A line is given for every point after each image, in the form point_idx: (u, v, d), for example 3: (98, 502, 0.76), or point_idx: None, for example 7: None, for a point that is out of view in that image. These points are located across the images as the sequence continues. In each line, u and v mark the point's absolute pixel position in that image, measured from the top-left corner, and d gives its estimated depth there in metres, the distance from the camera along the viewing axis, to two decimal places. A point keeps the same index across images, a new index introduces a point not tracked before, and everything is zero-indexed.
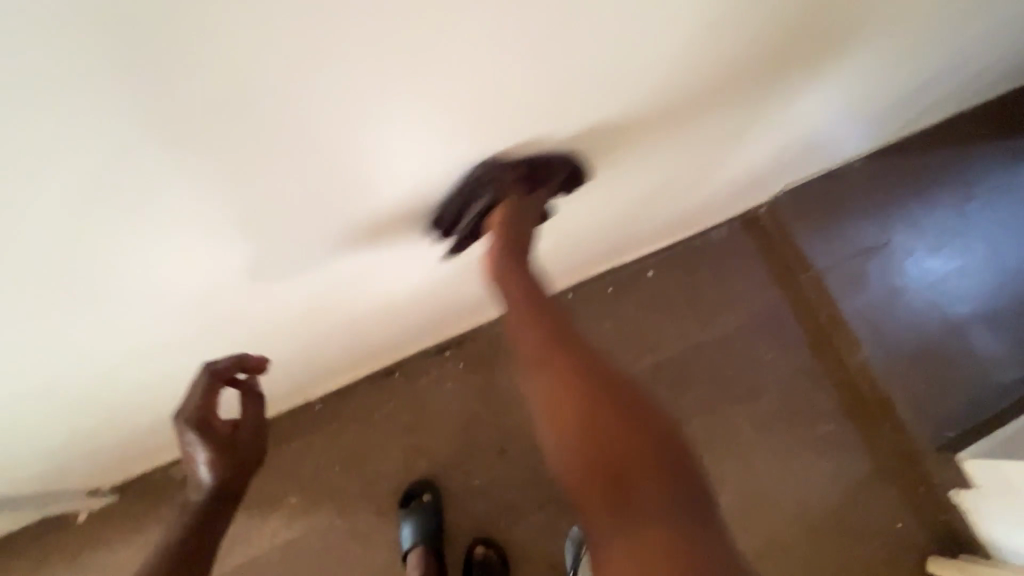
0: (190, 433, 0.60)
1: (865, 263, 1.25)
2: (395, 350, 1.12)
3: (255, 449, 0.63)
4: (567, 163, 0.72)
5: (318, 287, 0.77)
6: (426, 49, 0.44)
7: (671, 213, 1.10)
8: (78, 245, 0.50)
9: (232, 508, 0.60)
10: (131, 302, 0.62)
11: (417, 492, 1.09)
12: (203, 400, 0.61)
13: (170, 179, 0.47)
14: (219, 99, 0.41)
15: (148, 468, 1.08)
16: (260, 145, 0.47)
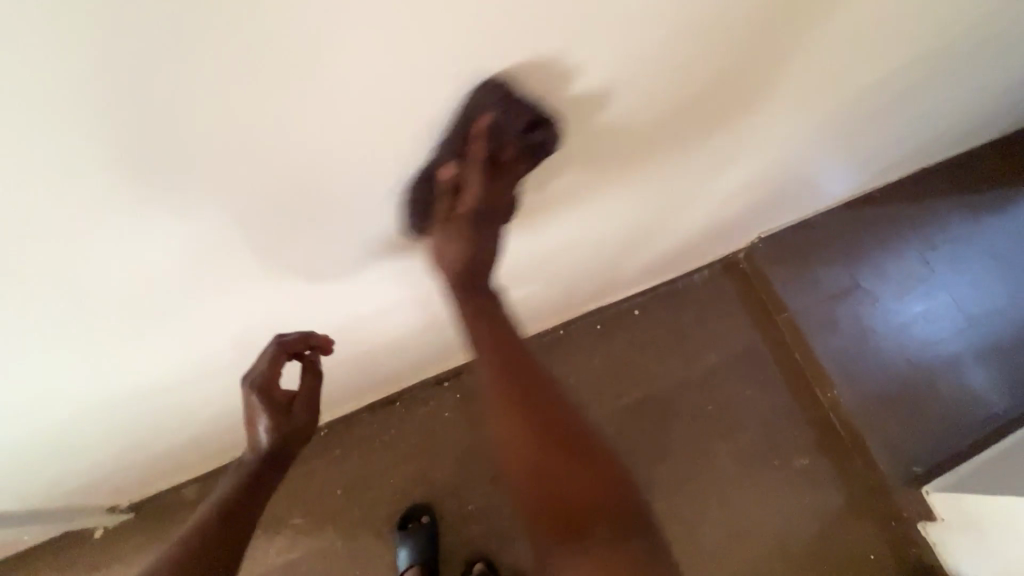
0: (254, 397, 0.62)
1: (835, 307, 1.36)
2: (398, 380, 1.20)
3: (305, 423, 0.65)
4: (464, 117, 0.51)
5: (334, 325, 0.87)
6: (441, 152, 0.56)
7: (655, 255, 1.20)
8: (143, 298, 0.59)
9: (282, 470, 0.63)
10: (173, 340, 0.71)
11: (415, 515, 1.16)
12: (269, 369, 0.63)
13: (229, 250, 0.57)
14: (278, 197, 0.52)
15: (163, 488, 1.15)
16: (304, 222, 0.58)
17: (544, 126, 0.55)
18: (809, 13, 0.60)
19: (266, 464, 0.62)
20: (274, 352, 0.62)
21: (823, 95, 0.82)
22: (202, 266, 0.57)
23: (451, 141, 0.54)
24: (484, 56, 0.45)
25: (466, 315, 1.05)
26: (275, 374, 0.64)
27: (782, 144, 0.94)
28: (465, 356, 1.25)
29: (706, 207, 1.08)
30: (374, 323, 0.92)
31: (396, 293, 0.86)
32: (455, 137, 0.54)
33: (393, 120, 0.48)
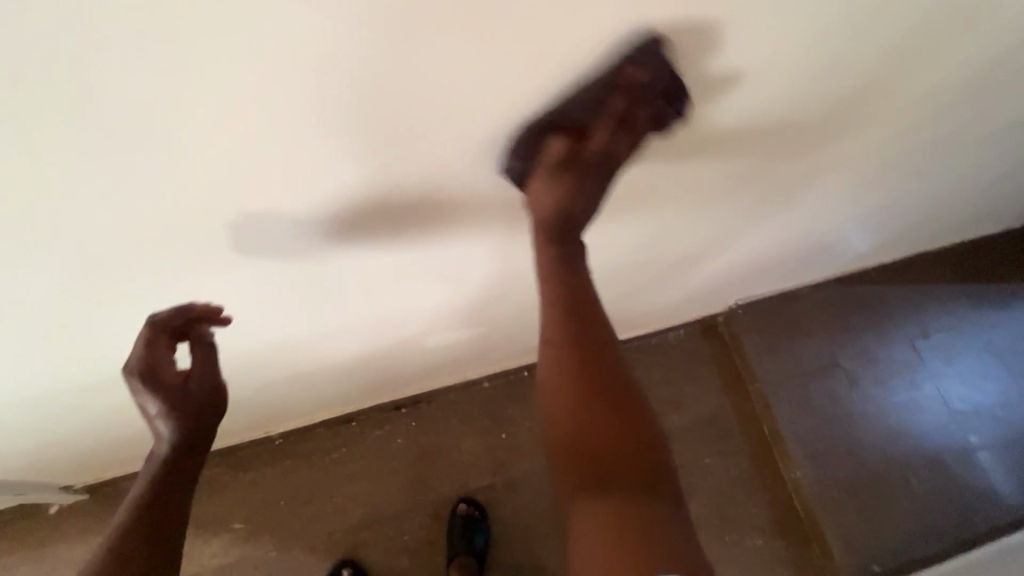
0: (139, 388, 0.55)
1: (810, 385, 1.31)
2: (353, 403, 1.22)
3: (210, 398, 0.58)
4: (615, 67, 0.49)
5: (276, 350, 0.89)
6: (353, 214, 0.60)
7: (622, 311, 1.19)
8: (69, 305, 0.63)
9: (202, 452, 0.58)
10: (109, 344, 0.75)
11: (338, 568, 1.15)
12: (148, 354, 0.56)
13: (146, 278, 0.61)
14: (188, 242, 0.56)
15: (117, 475, 1.20)
16: (224, 263, 0.62)
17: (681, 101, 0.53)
18: (734, 109, 0.60)
19: (179, 453, 0.56)
20: (150, 337, 0.56)
21: (776, 178, 0.82)
22: (124, 283, 0.61)
23: (589, 96, 0.51)
24: (371, 139, 0.49)
25: (419, 351, 1.07)
26: (162, 355, 0.57)
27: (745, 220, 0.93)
28: (424, 386, 1.26)
29: (673, 269, 1.06)
30: (320, 352, 0.94)
31: (337, 327, 0.88)
32: (596, 88, 0.51)
33: (283, 178, 0.50)
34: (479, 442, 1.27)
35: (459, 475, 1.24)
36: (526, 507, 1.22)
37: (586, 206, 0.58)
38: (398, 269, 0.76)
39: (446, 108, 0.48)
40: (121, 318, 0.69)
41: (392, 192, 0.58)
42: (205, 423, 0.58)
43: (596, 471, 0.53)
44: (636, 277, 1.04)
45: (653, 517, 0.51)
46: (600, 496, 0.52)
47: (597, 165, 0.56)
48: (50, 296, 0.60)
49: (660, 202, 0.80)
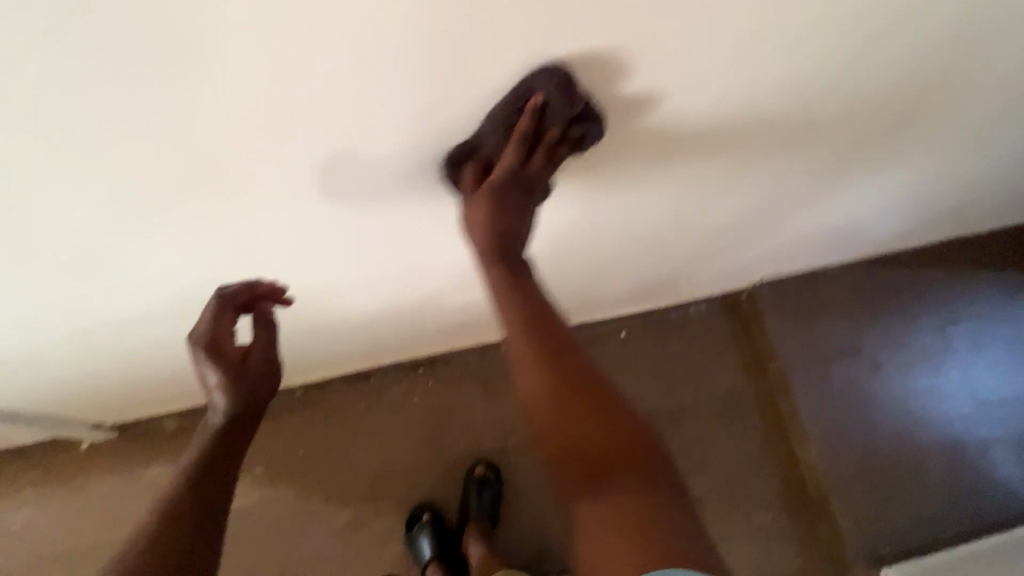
0: (202, 356, 0.60)
1: (830, 367, 1.29)
2: (371, 359, 1.24)
3: (265, 373, 0.62)
4: (515, 91, 0.53)
5: (299, 301, 0.90)
6: (388, 159, 0.59)
7: (645, 282, 1.17)
8: (102, 246, 0.64)
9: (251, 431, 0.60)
10: (139, 287, 0.76)
11: (417, 515, 1.19)
12: (214, 326, 0.61)
13: (176, 217, 0.61)
14: (223, 179, 0.56)
15: (144, 416, 1.24)
16: (258, 206, 0.62)
17: (591, 119, 0.57)
18: (788, 69, 0.57)
19: (233, 424, 0.58)
20: (218, 309, 0.62)
21: (825, 153, 0.78)
22: (157, 224, 0.61)
23: (500, 118, 0.56)
24: (411, 73, 0.48)
25: (440, 311, 1.07)
26: (226, 329, 0.62)
27: (782, 195, 0.90)
28: (441, 347, 1.27)
29: (700, 242, 1.03)
30: (340, 304, 0.95)
31: (358, 280, 0.88)
32: (507, 107, 0.55)
33: (321, 111, 0.50)
34: (493, 405, 1.28)
35: (473, 436, 1.26)
36: (538, 470, 1.25)
37: (513, 218, 0.59)
38: (428, 225, 0.76)
39: (490, 40, 0.47)
40: (152, 262, 0.70)
41: (425, 140, 0.57)
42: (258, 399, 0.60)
43: (595, 470, 0.49)
44: (664, 249, 1.02)
45: (659, 503, 0.48)
46: (609, 495, 0.48)
47: (517, 181, 0.60)
48: (89, 235, 0.61)
49: (697, 175, 0.77)
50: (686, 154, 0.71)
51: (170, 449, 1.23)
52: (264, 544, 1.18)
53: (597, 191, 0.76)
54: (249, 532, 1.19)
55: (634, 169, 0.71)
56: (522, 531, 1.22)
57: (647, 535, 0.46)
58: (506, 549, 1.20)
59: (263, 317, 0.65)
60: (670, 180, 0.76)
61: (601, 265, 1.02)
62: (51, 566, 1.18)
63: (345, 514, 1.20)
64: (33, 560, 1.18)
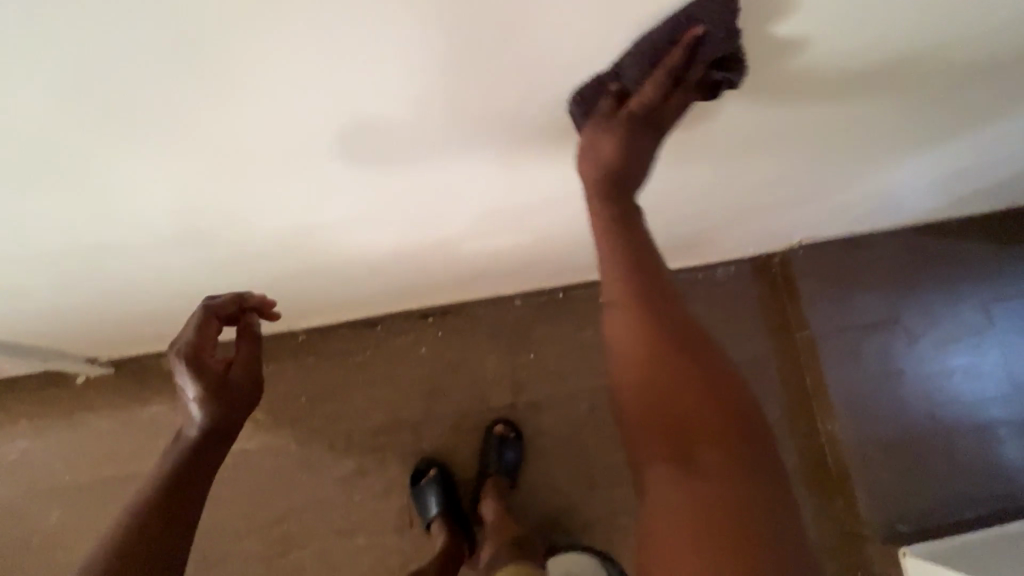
0: (183, 366, 0.63)
1: (863, 338, 1.21)
2: (379, 306, 1.17)
3: (246, 387, 0.66)
4: (678, 16, 0.46)
5: (302, 238, 0.82)
6: (423, 86, 0.49)
7: (675, 239, 1.09)
8: (83, 172, 0.55)
9: (226, 445, 0.64)
10: (126, 220, 0.68)
11: (423, 469, 1.16)
12: (196, 338, 0.64)
13: (169, 142, 0.52)
14: (225, 97, 0.46)
15: (141, 353, 1.19)
16: (266, 133, 0.53)
17: (735, 66, 0.50)
18: None
19: (208, 437, 0.62)
20: (202, 320, 0.65)
21: (910, 101, 0.68)
22: (142, 150, 0.52)
23: (650, 49, 0.49)
24: None
25: (454, 258, 1.00)
26: (208, 341, 0.65)
27: (846, 148, 0.80)
28: (452, 297, 1.20)
29: (743, 198, 0.94)
30: (345, 245, 0.87)
31: (367, 220, 0.79)
32: (656, 39, 0.48)
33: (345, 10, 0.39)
34: (505, 362, 1.22)
35: (482, 391, 1.21)
36: (548, 429, 1.20)
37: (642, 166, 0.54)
38: (456, 167, 0.68)
39: None
40: (137, 193, 0.61)
41: (464, 61, 0.47)
42: (234, 415, 0.64)
43: (685, 445, 0.45)
44: (704, 204, 0.93)
45: (749, 494, 0.43)
46: (694, 479, 0.44)
47: (647, 124, 0.54)
48: (62, 157, 0.52)
49: (764, 126, 0.68)
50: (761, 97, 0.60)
51: (169, 387, 1.19)
52: (265, 489, 1.16)
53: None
54: (249, 477, 1.16)
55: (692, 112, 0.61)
56: (528, 492, 1.18)
57: (730, 507, 0.42)
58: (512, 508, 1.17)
59: (248, 330, 0.69)
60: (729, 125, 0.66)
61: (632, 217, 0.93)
62: (48, 497, 1.16)
63: (348, 464, 1.17)
64: (30, 490, 1.16)
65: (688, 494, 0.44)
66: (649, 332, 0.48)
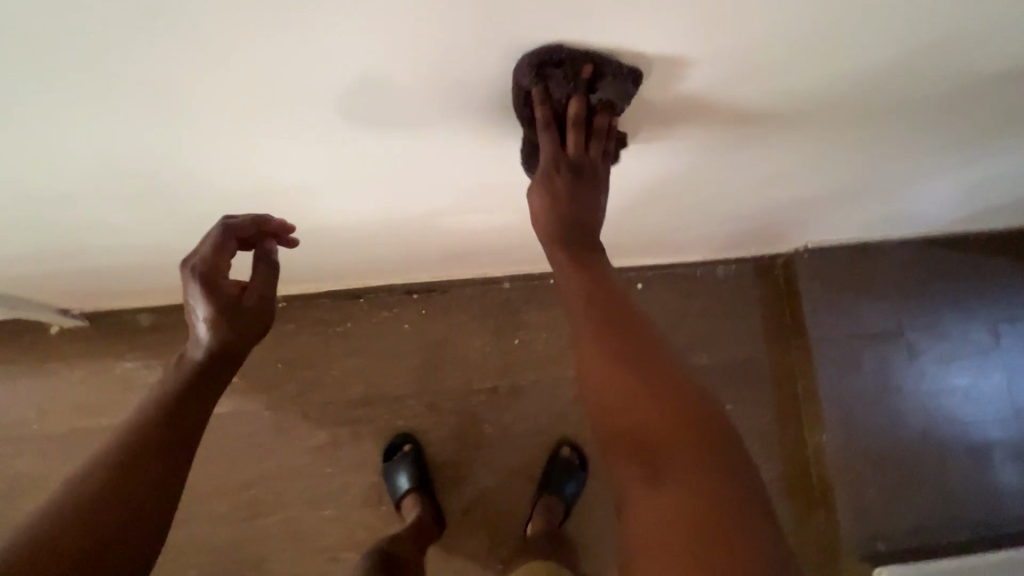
0: (196, 286, 0.57)
1: (864, 350, 1.16)
2: (362, 278, 1.13)
3: (260, 313, 0.60)
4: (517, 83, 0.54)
5: (276, 202, 0.78)
6: (401, 20, 0.44)
7: (674, 232, 1.03)
8: (26, 105, 0.50)
9: (231, 370, 0.58)
10: (84, 168, 0.64)
11: (398, 444, 1.14)
12: (212, 256, 0.58)
13: (118, 71, 0.47)
14: (177, 16, 0.41)
15: (117, 308, 1.16)
16: (228, 66, 0.48)
17: (603, 82, 0.53)
18: None
19: (213, 362, 0.57)
20: (219, 238, 0.58)
21: (943, 98, 0.62)
22: (88, 74, 0.47)
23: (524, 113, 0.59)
24: None
25: (439, 234, 0.95)
26: (224, 261, 0.59)
27: (865, 148, 0.74)
28: (439, 274, 1.16)
29: (750, 196, 0.88)
30: (323, 210, 0.82)
31: (344, 185, 0.74)
32: (522, 103, 0.57)
33: None
34: (489, 345, 1.18)
35: (463, 373, 1.18)
36: (528, 417, 1.17)
37: (570, 202, 0.60)
38: (438, 134, 0.63)
39: None
40: (88, 133, 0.56)
41: None
42: (245, 341, 0.58)
43: (648, 458, 0.47)
44: (707, 199, 0.87)
45: (722, 503, 0.44)
46: (662, 488, 0.45)
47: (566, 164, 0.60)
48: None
49: (778, 112, 0.62)
50: (784, 65, 0.53)
51: (145, 344, 1.17)
52: (235, 455, 1.14)
53: (645, 110, 0.59)
54: (219, 441, 1.14)
55: (704, 80, 0.54)
56: (502, 479, 1.15)
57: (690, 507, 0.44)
58: (484, 494, 1.15)
59: (265, 254, 0.62)
60: (744, 103, 0.60)
61: (628, 206, 0.88)
62: (19, 445, 1.15)
63: (321, 435, 1.15)
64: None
65: (649, 498, 0.45)
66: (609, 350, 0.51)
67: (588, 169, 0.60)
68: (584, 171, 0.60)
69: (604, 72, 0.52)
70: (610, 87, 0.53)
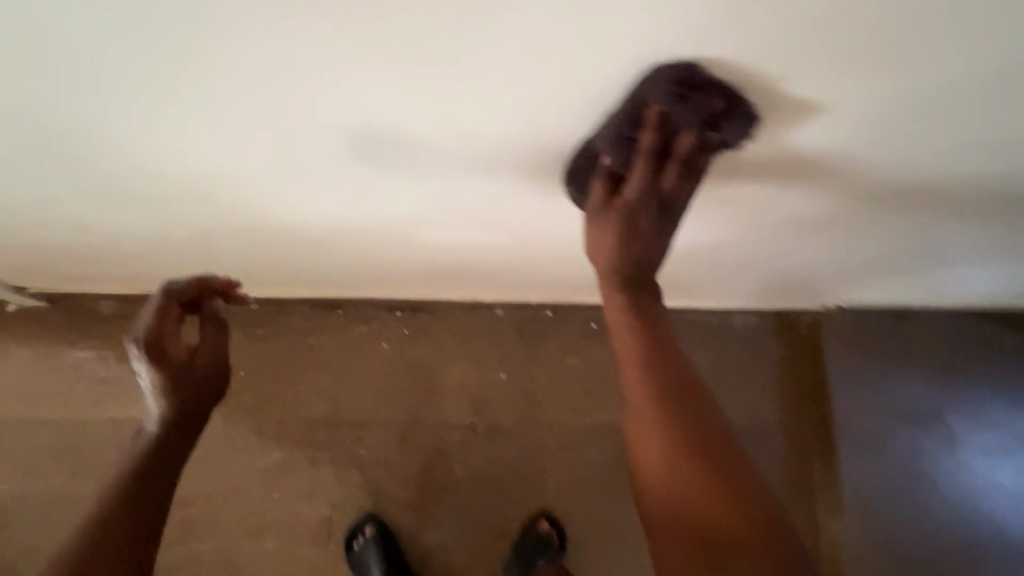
0: (138, 353, 0.63)
1: (895, 432, 1.02)
2: (341, 287, 1.04)
3: (213, 372, 0.67)
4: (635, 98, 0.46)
5: (239, 195, 0.69)
6: None
7: (686, 274, 0.92)
8: None
9: (190, 429, 0.66)
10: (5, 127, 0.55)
11: (360, 527, 1.01)
12: (156, 325, 0.64)
13: None
14: None
15: (80, 292, 1.08)
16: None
17: (736, 122, 0.47)
18: None
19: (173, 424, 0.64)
20: (161, 306, 0.64)
21: None
22: None
23: (618, 131, 0.49)
24: None
25: (423, 250, 0.85)
26: (169, 327, 0.65)
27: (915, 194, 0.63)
28: (425, 292, 1.06)
29: (775, 247, 0.77)
30: (284, 210, 0.73)
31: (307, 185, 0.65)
32: (625, 122, 0.48)
33: None
34: (470, 376, 1.07)
35: (439, 405, 1.06)
36: (506, 462, 1.04)
37: (640, 241, 0.57)
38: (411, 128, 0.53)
39: None
40: (8, 78, 0.48)
41: None
42: (201, 400, 0.66)
43: (703, 536, 0.54)
44: (726, 247, 0.77)
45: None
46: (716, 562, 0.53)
47: (651, 200, 0.54)
48: None
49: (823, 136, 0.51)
50: (832, 77, 0.44)
51: (103, 334, 1.08)
52: None
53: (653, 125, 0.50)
54: None
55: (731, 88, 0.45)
56: (469, 530, 1.02)
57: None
58: (446, 544, 1.02)
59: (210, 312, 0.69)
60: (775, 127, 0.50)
61: None
62: None
63: (274, 456, 1.04)
64: None
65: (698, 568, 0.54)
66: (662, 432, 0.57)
67: (671, 207, 0.55)
68: (664, 206, 0.55)
69: (740, 108, 0.46)
70: (735, 128, 0.47)
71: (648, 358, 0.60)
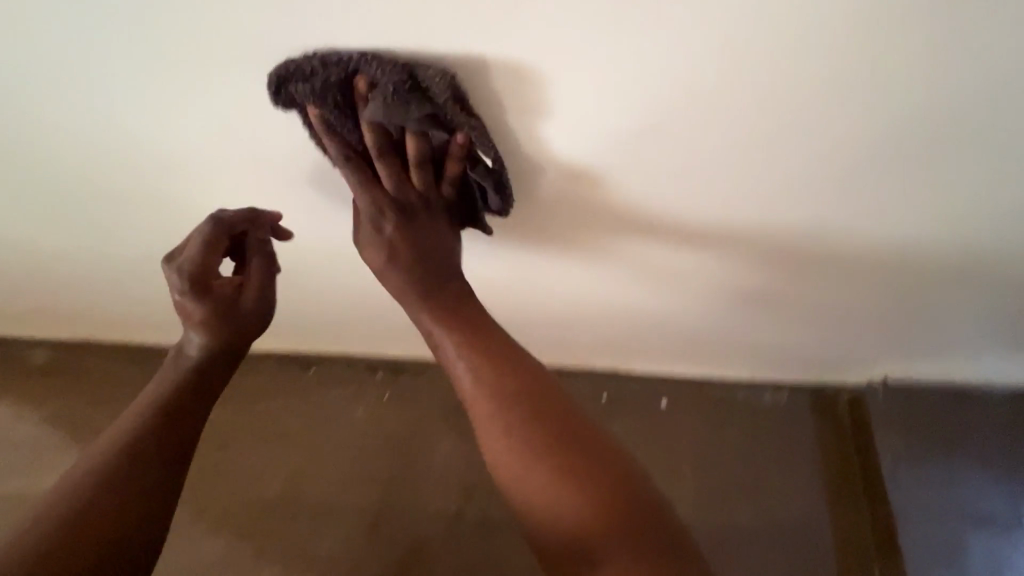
0: (182, 283, 0.57)
1: (970, 534, 0.82)
2: (319, 337, 0.92)
3: (256, 312, 0.59)
4: (316, 69, 0.50)
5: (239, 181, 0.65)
6: None
7: (709, 323, 0.84)
8: None
9: (229, 368, 0.58)
10: None
11: None
12: (203, 254, 0.57)
13: None
14: None
15: (18, 337, 0.95)
16: None
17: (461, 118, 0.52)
18: None
19: (208, 363, 0.57)
20: (209, 233, 0.57)
21: None
22: None
23: (322, 117, 0.53)
24: None
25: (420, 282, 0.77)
26: (212, 257, 0.57)
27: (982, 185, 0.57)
28: (413, 349, 0.93)
29: (804, 273, 0.72)
30: (280, 197, 0.66)
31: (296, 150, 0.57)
32: (327, 106, 0.52)
33: None
34: (459, 449, 0.90)
35: (418, 484, 0.88)
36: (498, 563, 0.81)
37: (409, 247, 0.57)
38: None
39: None
40: None
41: None
42: (239, 337, 0.58)
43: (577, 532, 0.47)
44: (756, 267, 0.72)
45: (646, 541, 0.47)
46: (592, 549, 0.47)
47: (393, 196, 0.56)
48: None
49: None
50: None
51: (31, 386, 0.93)
52: None
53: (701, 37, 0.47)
54: None
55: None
56: None
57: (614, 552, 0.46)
58: None
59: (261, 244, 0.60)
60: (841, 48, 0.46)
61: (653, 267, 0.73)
62: None
63: (209, 546, 0.83)
64: None
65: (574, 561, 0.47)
66: (500, 420, 0.52)
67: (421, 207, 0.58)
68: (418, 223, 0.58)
69: (455, 98, 0.51)
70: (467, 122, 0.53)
71: (450, 323, 0.56)
